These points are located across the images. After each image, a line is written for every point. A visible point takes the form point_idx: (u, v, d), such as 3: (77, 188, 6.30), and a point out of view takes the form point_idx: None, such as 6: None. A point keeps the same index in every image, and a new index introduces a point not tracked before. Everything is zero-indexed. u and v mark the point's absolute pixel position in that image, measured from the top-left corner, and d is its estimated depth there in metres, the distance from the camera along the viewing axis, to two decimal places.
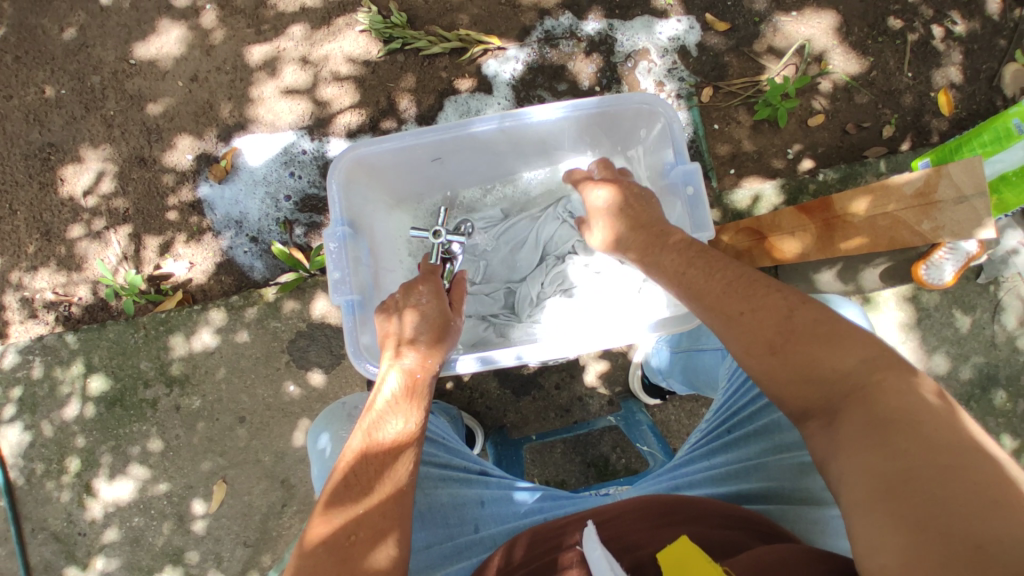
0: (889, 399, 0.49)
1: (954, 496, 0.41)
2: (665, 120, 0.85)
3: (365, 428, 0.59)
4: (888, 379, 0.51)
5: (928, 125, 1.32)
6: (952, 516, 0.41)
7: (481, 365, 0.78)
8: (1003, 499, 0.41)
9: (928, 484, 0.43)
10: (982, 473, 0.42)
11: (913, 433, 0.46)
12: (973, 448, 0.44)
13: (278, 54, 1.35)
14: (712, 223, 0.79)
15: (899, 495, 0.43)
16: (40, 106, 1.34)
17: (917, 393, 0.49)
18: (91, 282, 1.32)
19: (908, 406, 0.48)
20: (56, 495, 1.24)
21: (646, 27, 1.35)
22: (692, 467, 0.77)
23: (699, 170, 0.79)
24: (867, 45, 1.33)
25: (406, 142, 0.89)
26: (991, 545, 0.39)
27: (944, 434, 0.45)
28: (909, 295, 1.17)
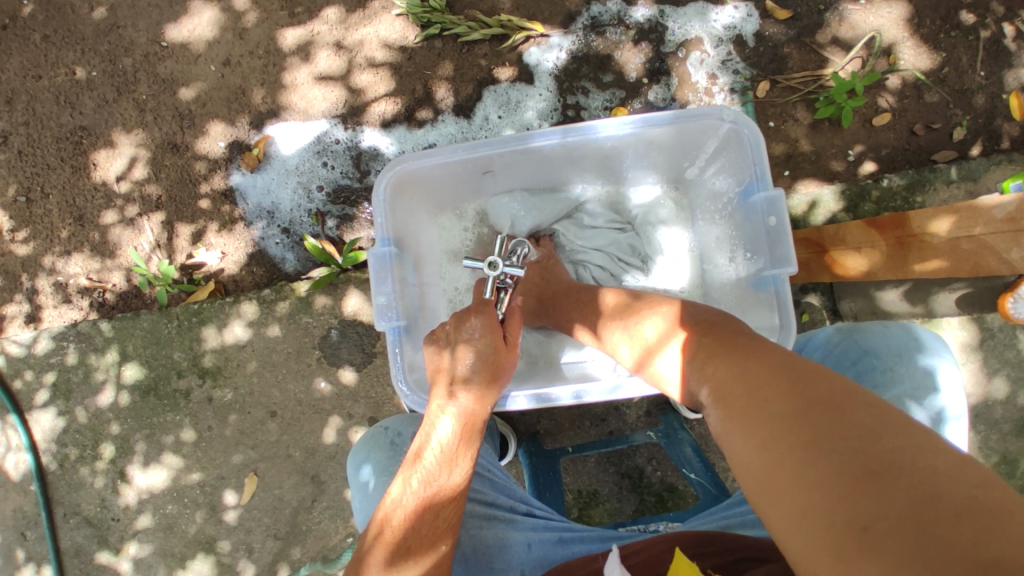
0: (734, 375, 0.52)
1: (806, 465, 0.42)
2: (745, 142, 0.80)
3: (412, 481, 0.58)
4: (737, 359, 0.53)
5: (999, 129, 1.21)
6: (837, 500, 0.40)
7: (535, 404, 0.77)
8: (876, 458, 0.41)
9: (796, 471, 0.43)
10: (843, 435, 0.42)
11: (764, 415, 0.47)
12: (825, 406, 0.45)
13: (311, 38, 1.29)
14: (796, 256, 0.74)
15: (781, 492, 0.44)
16: (72, 88, 1.32)
17: (762, 361, 0.51)
18: (125, 269, 1.31)
19: (756, 383, 0.50)
20: (90, 480, 1.26)
21: (699, 14, 1.26)
22: (745, 506, 0.72)
23: (783, 199, 0.75)
24: (939, 39, 1.22)
25: (461, 154, 0.86)
26: (878, 521, 0.38)
27: (790, 404, 0.46)
28: (973, 315, 1.08)
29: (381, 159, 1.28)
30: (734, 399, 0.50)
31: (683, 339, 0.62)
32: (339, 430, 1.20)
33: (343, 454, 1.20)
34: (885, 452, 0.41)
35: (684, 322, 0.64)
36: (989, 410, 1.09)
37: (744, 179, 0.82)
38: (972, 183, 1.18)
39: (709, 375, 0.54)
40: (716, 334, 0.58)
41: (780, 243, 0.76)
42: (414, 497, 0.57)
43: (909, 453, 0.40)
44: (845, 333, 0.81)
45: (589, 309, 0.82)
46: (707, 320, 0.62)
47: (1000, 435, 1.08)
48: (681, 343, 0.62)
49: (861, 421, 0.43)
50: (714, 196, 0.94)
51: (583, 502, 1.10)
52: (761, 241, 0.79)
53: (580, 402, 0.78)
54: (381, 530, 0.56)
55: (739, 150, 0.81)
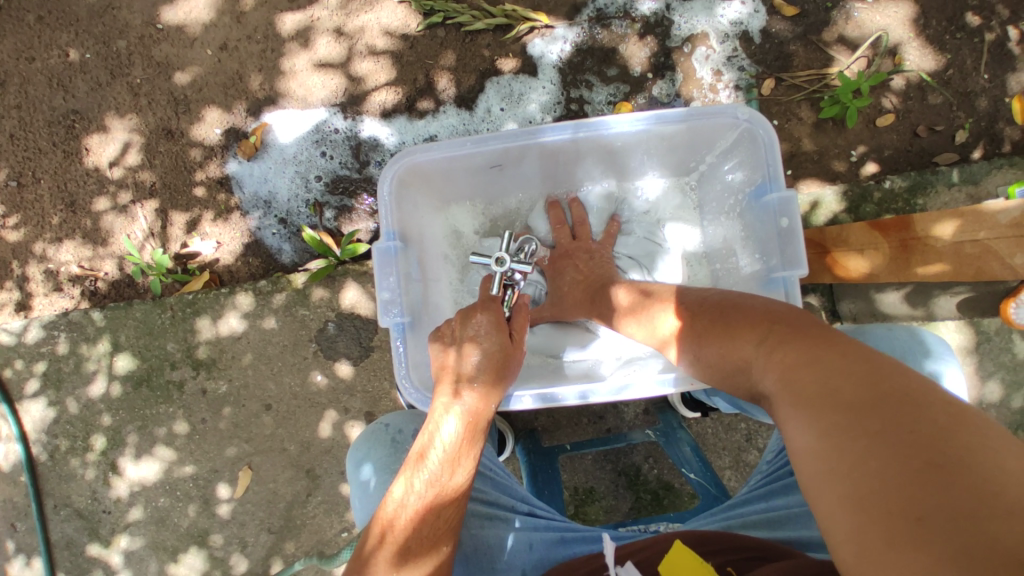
0: (802, 361, 0.50)
1: (868, 456, 0.41)
2: (760, 141, 0.79)
3: (415, 482, 0.57)
4: (803, 347, 0.51)
5: (1001, 132, 1.21)
6: (897, 501, 0.39)
7: (540, 404, 0.76)
8: (941, 463, 0.39)
9: (860, 466, 0.41)
10: (909, 436, 0.41)
11: (827, 409, 0.45)
12: (891, 405, 0.43)
13: (310, 23, 1.27)
14: (807, 259, 0.74)
15: (841, 487, 0.42)
16: (63, 70, 1.28)
17: (827, 354, 0.49)
18: (117, 257, 1.29)
19: (819, 373, 0.48)
20: (81, 472, 1.24)
21: (706, 9, 1.24)
22: (747, 508, 0.72)
23: (795, 201, 0.74)
24: (944, 40, 1.21)
25: (470, 147, 0.85)
26: (939, 521, 0.37)
27: (856, 398, 0.44)
28: (969, 319, 1.09)
29: (380, 150, 1.26)
30: (799, 390, 0.48)
31: (735, 325, 0.59)
32: (335, 424, 1.19)
33: (339, 448, 1.19)
34: (954, 457, 0.39)
35: (740, 308, 0.60)
36: (982, 412, 1.10)
37: (755, 179, 0.82)
38: (973, 187, 1.18)
39: (771, 362, 0.52)
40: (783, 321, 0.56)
41: (791, 245, 0.76)
42: (417, 498, 0.57)
43: (981, 462, 0.39)
44: (850, 335, 0.81)
45: (605, 308, 0.81)
46: (768, 304, 0.59)
47: None
48: (730, 331, 0.59)
49: (928, 425, 0.41)
50: (723, 195, 0.93)
51: (579, 499, 1.10)
52: (772, 243, 0.79)
53: (585, 402, 0.77)
54: (382, 531, 0.56)
55: (752, 150, 0.80)
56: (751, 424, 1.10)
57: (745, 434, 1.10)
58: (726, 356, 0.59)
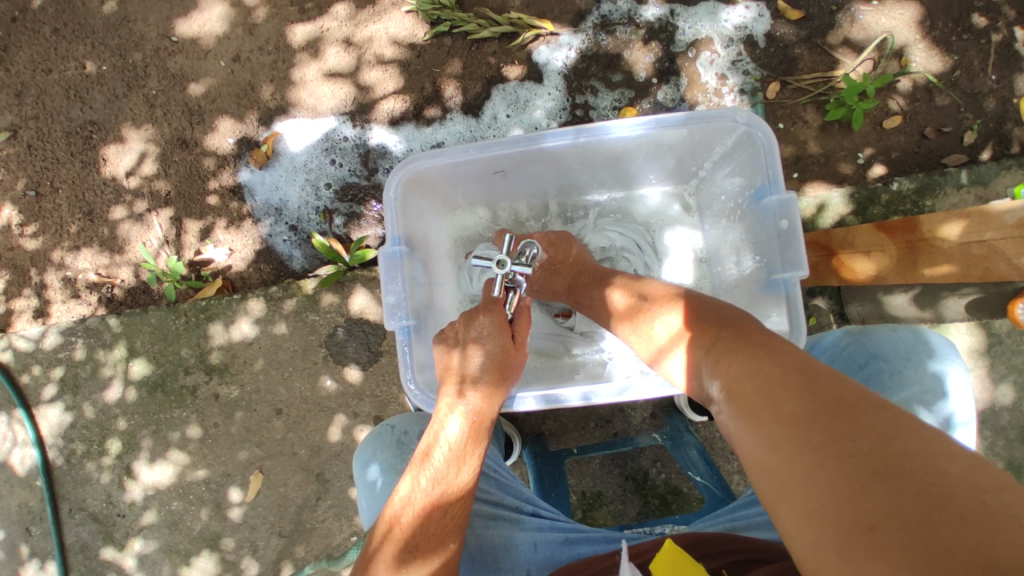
0: (754, 371, 0.52)
1: (817, 463, 0.42)
2: (760, 145, 0.79)
3: (420, 479, 0.58)
4: (753, 358, 0.53)
5: (1011, 132, 1.20)
6: (843, 499, 0.40)
7: (543, 405, 0.77)
8: (884, 458, 0.40)
9: (806, 468, 0.42)
10: (851, 436, 0.42)
11: (775, 414, 0.47)
12: (834, 407, 0.45)
13: (320, 35, 1.29)
14: (807, 261, 0.74)
15: (793, 490, 0.43)
16: (82, 83, 1.32)
17: (777, 364, 0.51)
18: (133, 265, 1.32)
19: (768, 380, 0.50)
20: (97, 475, 1.27)
21: (710, 14, 1.25)
22: (752, 509, 0.72)
23: (795, 203, 0.74)
24: (951, 41, 1.20)
25: (472, 154, 0.86)
26: (888, 521, 0.37)
27: (803, 404, 0.46)
28: (979, 321, 1.08)
29: (388, 158, 1.28)
30: (750, 398, 0.50)
31: (701, 331, 0.62)
32: (344, 428, 1.21)
33: (348, 452, 1.21)
34: (893, 453, 0.40)
35: (700, 323, 0.63)
36: (994, 415, 1.09)
37: (756, 182, 0.82)
38: (981, 188, 1.17)
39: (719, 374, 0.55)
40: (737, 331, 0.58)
41: (792, 247, 0.77)
42: (423, 496, 0.57)
43: (924, 458, 0.39)
44: (854, 336, 0.80)
45: (603, 311, 0.82)
46: (724, 316, 0.62)
47: (1005, 441, 1.08)
48: (696, 342, 0.62)
49: (872, 425, 0.42)
50: (725, 198, 0.94)
51: (587, 504, 1.10)
52: (773, 245, 0.79)
53: (587, 403, 0.77)
54: (389, 529, 0.57)
55: (753, 153, 0.81)
56: None
57: None
58: (693, 370, 0.61)
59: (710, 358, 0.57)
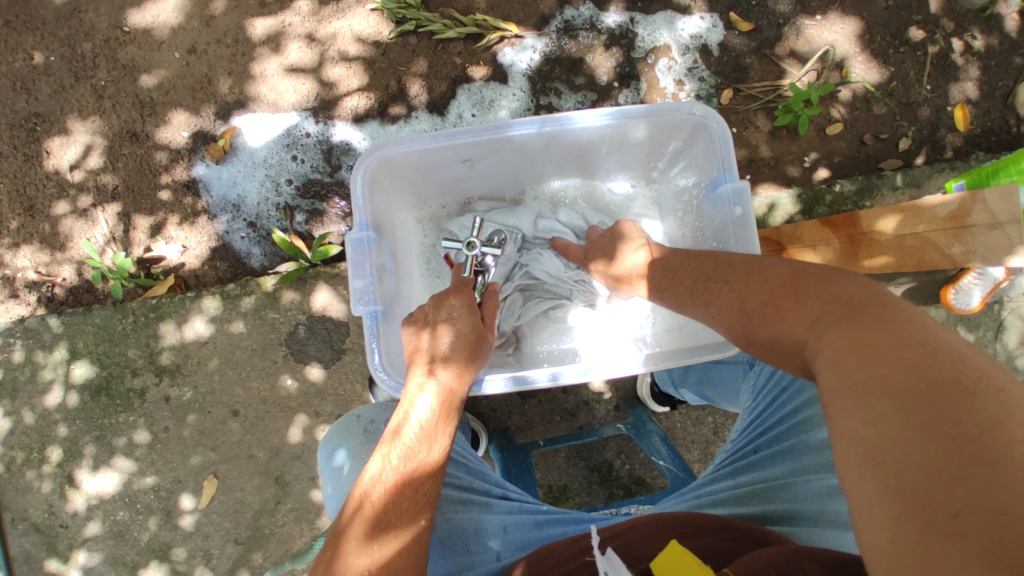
0: (852, 336, 0.45)
1: (904, 441, 0.38)
2: (714, 135, 0.84)
3: (391, 457, 0.58)
4: (859, 325, 0.46)
5: (943, 139, 1.30)
6: (937, 484, 0.35)
7: (512, 386, 0.78)
8: (990, 448, 0.35)
9: (896, 445, 0.38)
10: (959, 421, 0.37)
11: (879, 388, 0.41)
12: (943, 387, 0.39)
13: (282, 29, 1.27)
14: (759, 245, 0.79)
15: (875, 466, 0.39)
16: (26, 73, 1.25)
17: (879, 331, 0.44)
18: (76, 262, 1.25)
19: (876, 350, 0.43)
20: (37, 485, 1.18)
21: (667, 23, 1.30)
22: (716, 486, 0.74)
23: (748, 189, 0.79)
24: (888, 54, 1.30)
25: (440, 140, 0.87)
26: (977, 508, 0.33)
27: (907, 377, 0.40)
28: (916, 311, 1.16)
29: (352, 154, 1.26)
30: (846, 369, 0.44)
31: (785, 295, 0.55)
32: (305, 428, 1.17)
33: (309, 453, 1.17)
34: (1007, 444, 0.35)
35: (796, 281, 0.55)
36: None
37: (712, 172, 0.86)
38: (916, 190, 1.26)
39: (814, 336, 0.49)
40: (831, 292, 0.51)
41: (745, 232, 0.81)
42: (393, 473, 0.58)
43: None
44: None
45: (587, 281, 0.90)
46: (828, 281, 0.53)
47: None
48: (777, 302, 0.55)
49: (987, 410, 0.37)
50: (684, 191, 0.98)
51: (554, 496, 1.11)
52: (728, 231, 0.83)
53: (555, 383, 0.79)
54: (358, 508, 0.56)
55: (708, 143, 0.85)
56: (718, 418, 1.13)
57: (713, 428, 1.13)
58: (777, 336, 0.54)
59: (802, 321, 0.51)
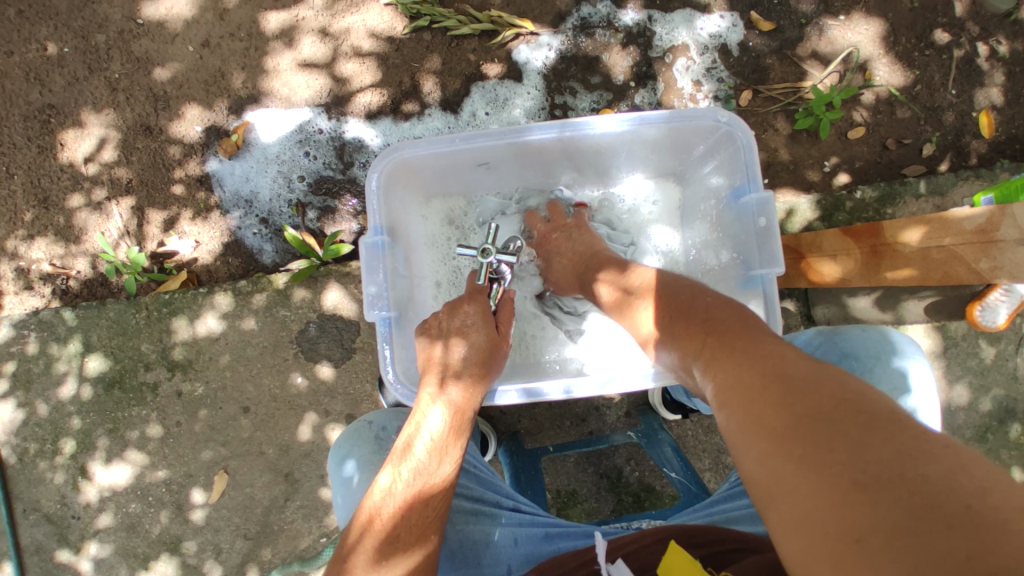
0: (739, 378, 0.51)
1: (797, 476, 0.42)
2: (738, 145, 0.82)
3: (402, 471, 0.59)
4: (741, 363, 0.52)
5: (967, 145, 1.27)
6: (830, 509, 0.39)
7: (526, 398, 0.77)
8: (867, 467, 0.39)
9: (791, 479, 0.42)
10: (834, 444, 0.41)
11: (761, 424, 0.46)
12: (812, 416, 0.44)
13: (295, 23, 1.26)
14: (783, 257, 0.77)
15: (780, 502, 0.42)
16: (42, 65, 1.25)
17: (753, 373, 0.50)
18: (90, 255, 1.26)
19: (753, 390, 0.49)
20: (50, 475, 1.20)
21: (687, 21, 1.27)
22: (729, 504, 0.74)
23: (773, 200, 0.77)
24: (914, 57, 1.26)
25: (456, 144, 0.86)
26: (872, 530, 0.36)
27: (783, 415, 0.45)
28: (937, 323, 1.14)
29: (365, 151, 1.26)
30: (737, 409, 0.49)
31: (690, 336, 0.60)
32: (315, 426, 1.18)
33: (318, 451, 1.18)
34: (878, 462, 0.39)
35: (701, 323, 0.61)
36: (949, 415, 1.14)
37: (735, 181, 0.84)
38: (939, 198, 1.22)
39: (710, 378, 0.54)
40: (723, 334, 0.57)
41: (768, 244, 0.79)
42: (404, 488, 0.58)
43: (907, 462, 0.39)
44: (827, 336, 0.85)
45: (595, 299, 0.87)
46: (715, 317, 0.60)
47: (962, 439, 1.13)
48: (687, 343, 0.60)
49: (853, 433, 0.41)
50: (704, 200, 0.97)
51: (562, 501, 1.11)
52: (750, 242, 0.82)
53: (569, 396, 0.79)
54: (369, 523, 0.57)
55: (733, 151, 0.83)
56: None
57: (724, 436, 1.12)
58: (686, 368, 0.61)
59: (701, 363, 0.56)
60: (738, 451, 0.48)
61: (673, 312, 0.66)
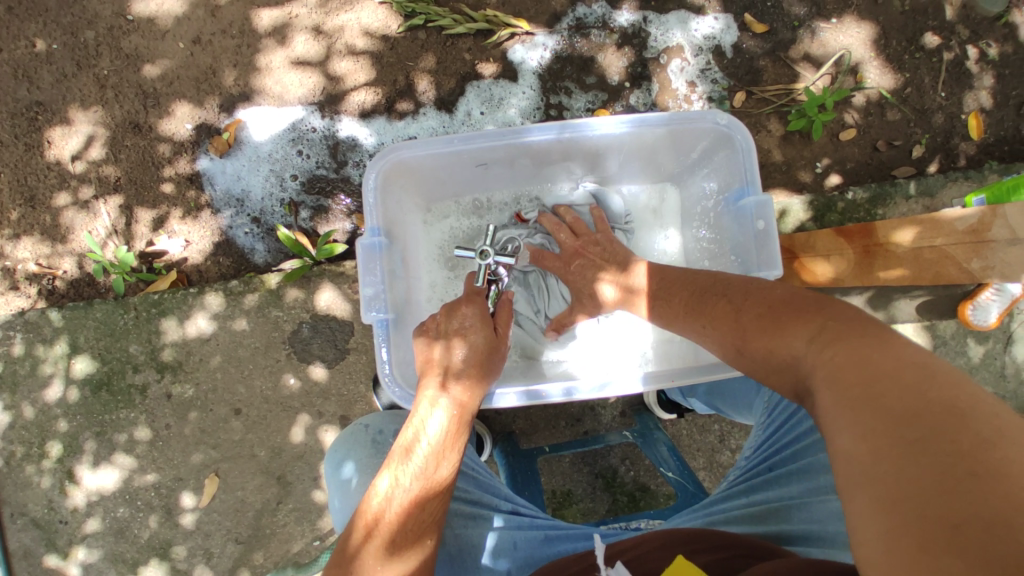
0: (854, 355, 0.48)
1: (905, 458, 0.40)
2: (737, 149, 0.83)
3: (401, 476, 0.58)
4: (857, 343, 0.49)
5: (956, 147, 1.28)
6: (936, 495, 0.38)
7: (525, 400, 0.77)
8: (987, 465, 0.38)
9: (896, 459, 0.41)
10: (953, 440, 0.40)
11: (874, 403, 0.44)
12: (938, 405, 0.42)
13: (288, 21, 1.25)
14: (782, 260, 0.78)
15: (873, 479, 0.42)
16: (28, 61, 1.23)
17: (875, 354, 0.47)
18: (77, 255, 1.23)
19: (869, 370, 0.46)
20: (36, 480, 1.17)
21: (681, 23, 1.28)
22: (728, 503, 0.74)
23: (770, 204, 0.78)
24: (904, 60, 1.28)
25: (455, 146, 0.85)
26: (976, 522, 0.36)
27: (903, 397, 0.43)
28: (927, 323, 1.15)
29: (359, 150, 1.24)
30: (846, 391, 0.47)
31: (796, 311, 0.57)
32: (308, 428, 1.16)
33: (311, 453, 1.16)
34: (996, 459, 0.38)
35: (803, 300, 0.58)
36: None
37: (734, 184, 0.85)
38: (929, 199, 1.24)
39: (817, 352, 0.51)
40: (837, 314, 0.54)
41: (766, 248, 0.80)
42: (404, 493, 0.57)
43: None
44: None
45: (594, 301, 0.85)
46: (824, 304, 0.56)
47: None
48: (780, 316, 0.57)
49: (981, 429, 0.40)
50: (701, 204, 0.97)
51: (557, 501, 1.10)
52: (749, 246, 0.83)
53: (569, 398, 0.78)
54: (368, 529, 0.56)
55: (731, 155, 0.84)
56: (724, 425, 1.13)
57: (719, 436, 1.13)
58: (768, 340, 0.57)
59: (803, 338, 0.53)
60: (830, 424, 0.47)
61: (762, 287, 0.63)
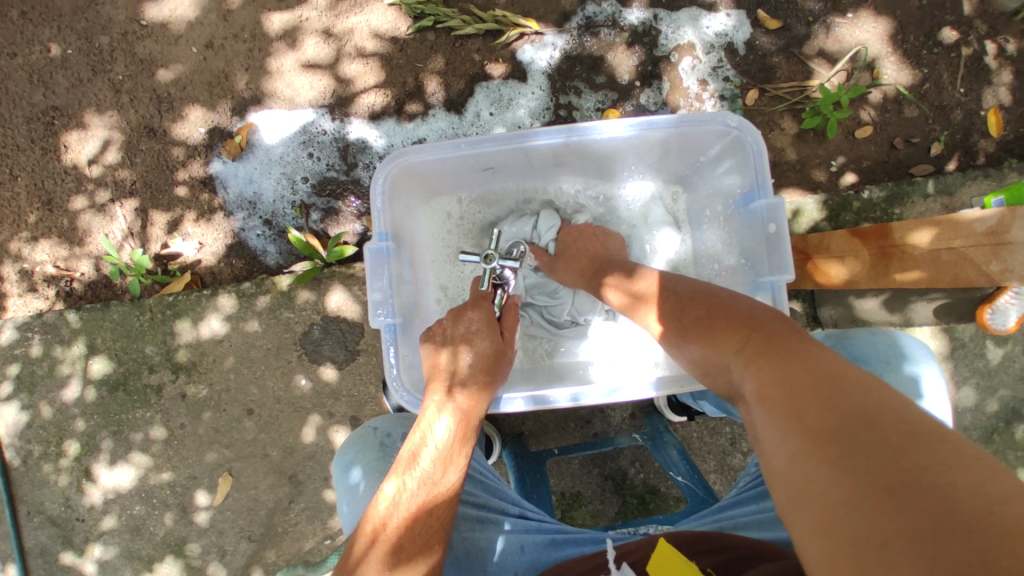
0: (778, 375, 0.50)
1: (828, 477, 0.41)
2: (746, 151, 0.82)
3: (407, 481, 0.58)
4: (782, 361, 0.51)
5: (976, 144, 1.25)
6: (859, 512, 0.38)
7: (532, 406, 0.77)
8: (900, 474, 0.38)
9: (822, 479, 0.41)
10: (869, 447, 0.40)
11: (796, 423, 0.45)
12: (849, 417, 0.43)
13: (298, 24, 1.25)
14: (794, 264, 0.76)
15: (808, 500, 0.42)
16: (47, 67, 1.25)
17: (793, 371, 0.49)
18: (94, 257, 1.25)
19: (791, 388, 0.48)
20: (54, 478, 1.20)
21: (692, 20, 1.26)
22: (738, 510, 0.73)
23: (782, 208, 0.77)
24: (922, 55, 1.25)
25: (462, 150, 0.85)
26: (896, 534, 0.36)
27: (819, 414, 0.44)
28: (945, 325, 1.12)
29: (368, 152, 1.25)
30: (774, 408, 0.48)
31: (728, 329, 0.59)
32: (319, 429, 1.17)
33: (322, 454, 1.17)
34: (908, 467, 0.38)
35: (736, 318, 0.60)
36: (958, 416, 1.13)
37: (744, 187, 0.84)
38: (947, 198, 1.21)
39: (749, 374, 0.53)
40: (767, 332, 0.55)
41: (778, 251, 0.79)
42: (411, 497, 0.58)
43: (940, 468, 0.37)
44: (836, 339, 0.84)
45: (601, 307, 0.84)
46: (759, 318, 0.58)
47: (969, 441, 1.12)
48: (716, 337, 0.59)
49: (889, 438, 0.40)
50: (711, 206, 0.96)
51: (566, 503, 1.10)
52: (760, 249, 0.81)
53: (576, 404, 0.78)
54: (374, 535, 0.56)
55: (741, 157, 0.83)
56: (736, 428, 1.11)
57: (730, 439, 1.11)
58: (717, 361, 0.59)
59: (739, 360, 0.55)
60: (768, 447, 0.48)
61: (702, 307, 0.65)
